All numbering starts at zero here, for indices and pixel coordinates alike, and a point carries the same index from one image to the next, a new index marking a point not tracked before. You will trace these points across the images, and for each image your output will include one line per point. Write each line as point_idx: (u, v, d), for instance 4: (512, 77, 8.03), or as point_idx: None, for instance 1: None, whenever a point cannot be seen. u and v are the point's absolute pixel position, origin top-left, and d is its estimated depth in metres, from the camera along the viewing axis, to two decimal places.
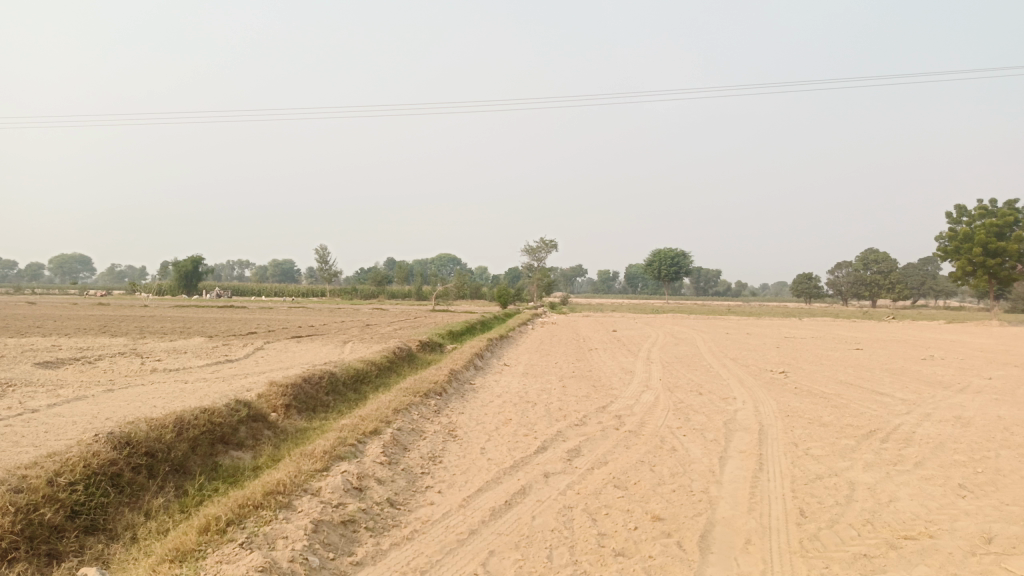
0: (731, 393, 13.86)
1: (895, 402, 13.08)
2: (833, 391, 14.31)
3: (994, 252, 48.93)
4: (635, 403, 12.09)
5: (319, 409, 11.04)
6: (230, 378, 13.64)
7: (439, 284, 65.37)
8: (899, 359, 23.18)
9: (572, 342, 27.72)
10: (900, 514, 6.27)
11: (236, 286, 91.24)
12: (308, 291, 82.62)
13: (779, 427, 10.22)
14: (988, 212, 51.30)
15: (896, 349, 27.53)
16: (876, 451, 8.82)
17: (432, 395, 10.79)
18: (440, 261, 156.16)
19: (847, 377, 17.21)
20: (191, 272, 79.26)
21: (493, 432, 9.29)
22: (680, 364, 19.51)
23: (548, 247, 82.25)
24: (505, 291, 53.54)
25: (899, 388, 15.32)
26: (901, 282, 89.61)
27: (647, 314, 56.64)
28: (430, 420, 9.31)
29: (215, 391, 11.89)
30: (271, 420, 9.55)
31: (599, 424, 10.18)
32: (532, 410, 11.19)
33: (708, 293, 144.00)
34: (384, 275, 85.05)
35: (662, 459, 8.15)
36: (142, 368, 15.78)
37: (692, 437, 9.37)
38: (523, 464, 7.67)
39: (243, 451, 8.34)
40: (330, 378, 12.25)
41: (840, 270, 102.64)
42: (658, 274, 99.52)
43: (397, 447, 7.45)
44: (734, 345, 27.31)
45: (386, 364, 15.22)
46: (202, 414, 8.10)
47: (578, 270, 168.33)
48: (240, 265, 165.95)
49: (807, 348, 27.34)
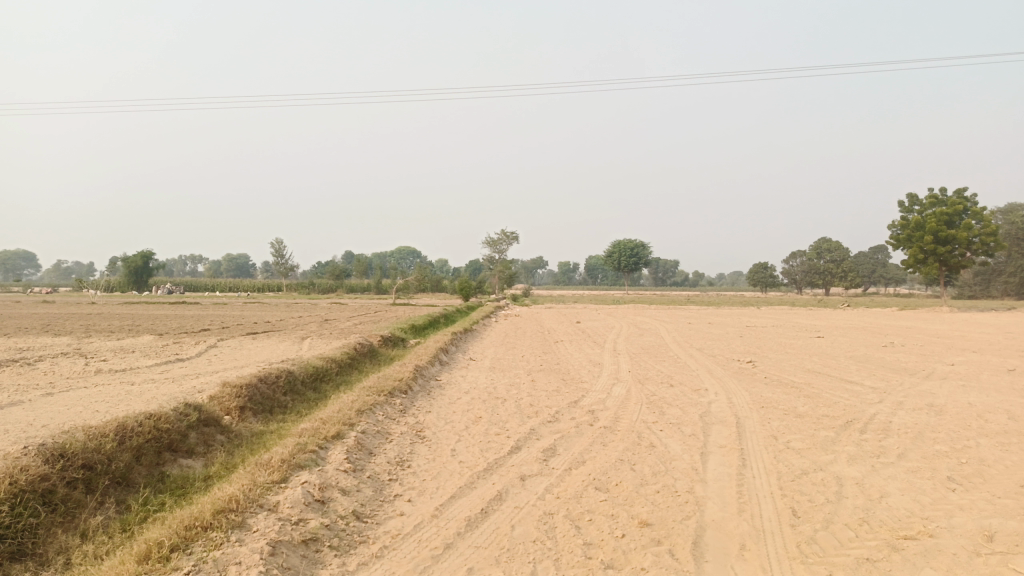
0: (701, 384, 13.65)
1: (866, 391, 12.99)
2: (803, 380, 14.20)
3: (945, 240, 50.17)
4: (607, 397, 11.75)
5: (276, 410, 10.44)
6: (180, 378, 12.91)
7: (400, 278, 64.48)
8: (861, 346, 23.37)
9: (537, 334, 27.35)
10: (895, 511, 6.00)
11: (188, 282, 88.80)
12: (264, 286, 80.75)
13: (756, 420, 9.97)
14: (939, 201, 52.51)
15: (855, 336, 27.83)
16: (857, 443, 8.62)
17: (396, 394, 10.27)
18: (399, 255, 154.47)
19: (814, 366, 17.17)
20: (142, 268, 76.78)
21: (462, 432, 8.83)
22: (647, 355, 19.28)
23: (508, 239, 81.86)
24: (466, 284, 52.99)
25: (867, 376, 15.30)
26: (854, 270, 91.58)
27: (609, 306, 56.66)
28: (396, 421, 8.81)
29: (164, 393, 11.19)
30: (225, 424, 8.94)
31: (572, 420, 9.79)
32: (502, 407, 10.75)
33: (667, 284, 145.31)
34: (343, 269, 83.67)
35: (642, 457, 7.79)
36: (86, 369, 14.87)
37: (670, 432, 9.05)
38: (497, 466, 7.23)
39: (194, 459, 7.73)
40: (288, 377, 11.64)
41: (795, 259, 104.45)
42: (618, 266, 99.99)
43: (362, 452, 6.94)
44: (699, 335, 27.25)
45: (347, 361, 14.62)
46: (147, 420, 7.46)
47: (538, 262, 168.47)
48: (194, 260, 162.00)
49: (770, 336, 27.47)
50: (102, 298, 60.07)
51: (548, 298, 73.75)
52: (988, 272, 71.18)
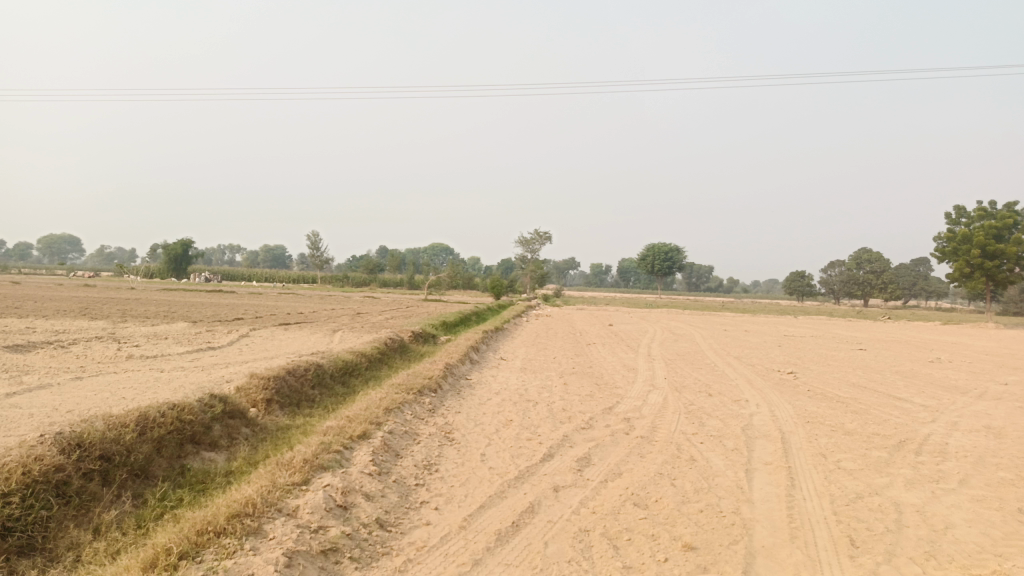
0: (741, 394, 13.10)
1: (917, 409, 12.33)
2: (849, 395, 13.58)
3: (993, 255, 48.45)
4: (643, 405, 11.29)
5: (303, 404, 10.20)
6: (209, 368, 12.76)
7: (432, 275, 64.49)
8: (906, 361, 22.50)
9: (569, 336, 26.87)
10: (964, 546, 5.49)
11: (225, 271, 90.01)
12: (298, 278, 81.40)
13: (802, 435, 9.46)
14: (988, 214, 50.76)
15: (899, 350, 26.83)
16: (913, 466, 8.07)
17: (426, 393, 9.95)
18: (432, 251, 154.82)
19: (858, 379, 16.48)
20: (181, 255, 77.95)
21: (493, 435, 8.47)
22: (683, 362, 18.73)
23: (542, 238, 81.43)
24: (498, 282, 52.73)
25: (916, 393, 14.58)
26: (894, 282, 89.32)
27: (642, 310, 55.91)
28: (424, 421, 8.48)
29: (193, 382, 11.03)
30: (250, 417, 8.72)
31: (607, 428, 9.37)
32: (534, 410, 10.37)
33: (701, 290, 143.43)
34: (376, 263, 84.00)
35: (683, 471, 7.34)
36: (117, 354, 14.85)
37: (711, 445, 8.58)
38: (529, 474, 6.86)
39: (217, 453, 7.49)
40: (316, 370, 11.41)
41: (834, 268, 102.25)
42: (652, 269, 98.84)
43: (388, 453, 6.62)
44: (735, 343, 26.51)
45: (377, 356, 14.37)
46: (170, 411, 7.25)
47: (571, 263, 167.79)
48: (231, 250, 164.62)
49: (809, 347, 26.68)
50: (141, 284, 60.97)
51: (579, 299, 73.05)
52: None
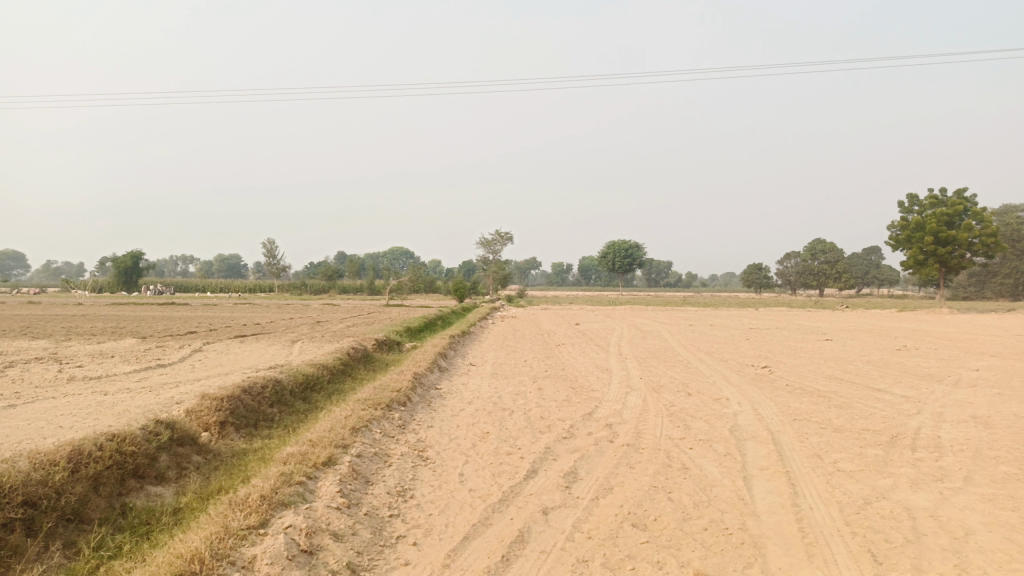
0: (721, 393, 12.69)
1: (900, 401, 12.06)
2: (829, 388, 13.27)
3: (945, 241, 49.41)
4: (623, 409, 10.77)
5: (261, 425, 9.44)
6: (159, 387, 11.89)
7: (393, 279, 63.45)
8: (874, 350, 22.48)
9: (537, 337, 26.35)
10: (991, 554, 5.07)
11: (178, 282, 87.49)
12: (255, 287, 79.50)
13: (792, 435, 9.03)
14: (939, 201, 51.85)
15: (865, 339, 26.88)
16: (913, 464, 7.70)
17: (394, 407, 9.26)
18: (392, 255, 152.97)
19: (833, 371, 16.26)
20: (131, 268, 75.39)
21: (470, 451, 7.85)
22: (656, 360, 18.32)
23: (503, 239, 80.94)
24: (461, 284, 52.00)
25: (893, 384, 14.36)
26: (848, 271, 91.09)
27: (605, 307, 55.66)
28: (395, 439, 7.81)
29: (140, 405, 10.19)
30: (202, 444, 7.95)
31: (590, 436, 8.81)
32: (510, 420, 9.76)
33: (661, 285, 144.62)
34: (335, 270, 82.42)
35: (677, 482, 6.82)
36: (57, 377, 13.78)
37: (702, 450, 8.09)
38: (513, 495, 6.26)
39: (164, 487, 6.73)
40: (275, 387, 10.65)
41: (790, 259, 103.78)
42: (612, 267, 99.07)
43: (357, 481, 5.94)
44: (704, 338, 26.28)
45: (339, 368, 13.61)
46: (108, 442, 6.47)
47: (532, 263, 167.73)
48: (185, 261, 160.59)
49: (778, 339, 26.59)
50: (89, 300, 58.74)
51: (543, 299, 72.78)
52: (983, 274, 70.77)
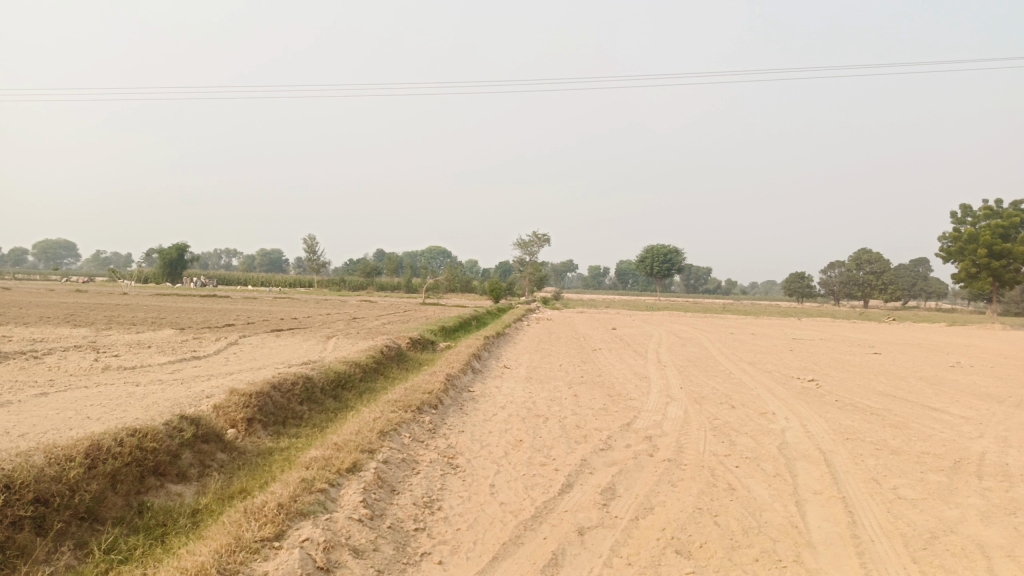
0: (766, 406, 12.12)
1: (960, 422, 11.33)
2: (881, 406, 12.59)
3: (999, 254, 47.51)
4: (663, 420, 10.29)
5: (289, 423, 9.20)
6: (190, 380, 11.75)
7: (430, 279, 63.45)
8: (925, 365, 21.51)
9: (573, 341, 25.86)
10: None
11: (220, 275, 89.00)
12: (295, 282, 80.36)
13: (846, 457, 8.46)
14: (994, 213, 49.94)
15: (915, 354, 25.82)
16: (980, 493, 7.11)
17: (425, 410, 8.93)
18: (429, 254, 153.51)
19: (884, 387, 15.50)
20: (176, 260, 76.74)
21: (502, 460, 7.47)
22: (696, 369, 17.73)
23: (541, 241, 80.53)
24: (498, 285, 51.73)
25: (950, 403, 13.56)
26: (894, 283, 88.55)
27: (643, 313, 54.83)
28: (424, 444, 7.48)
29: (170, 398, 10.05)
30: (227, 441, 7.72)
31: (628, 449, 8.37)
32: (546, 428, 9.36)
33: (699, 291, 142.64)
34: (374, 267, 82.91)
35: (723, 504, 6.35)
36: (92, 366, 13.77)
37: (749, 469, 7.60)
38: (547, 512, 5.87)
39: (185, 486, 6.50)
40: (305, 384, 10.42)
41: (834, 269, 101.35)
42: (651, 271, 97.90)
43: (383, 490, 5.61)
44: (745, 348, 25.49)
45: (372, 366, 13.36)
46: (129, 438, 6.25)
47: (569, 266, 167.00)
48: (228, 254, 163.56)
49: (822, 351, 25.69)
50: (134, 289, 59.94)
51: (580, 302, 72.17)
52: None
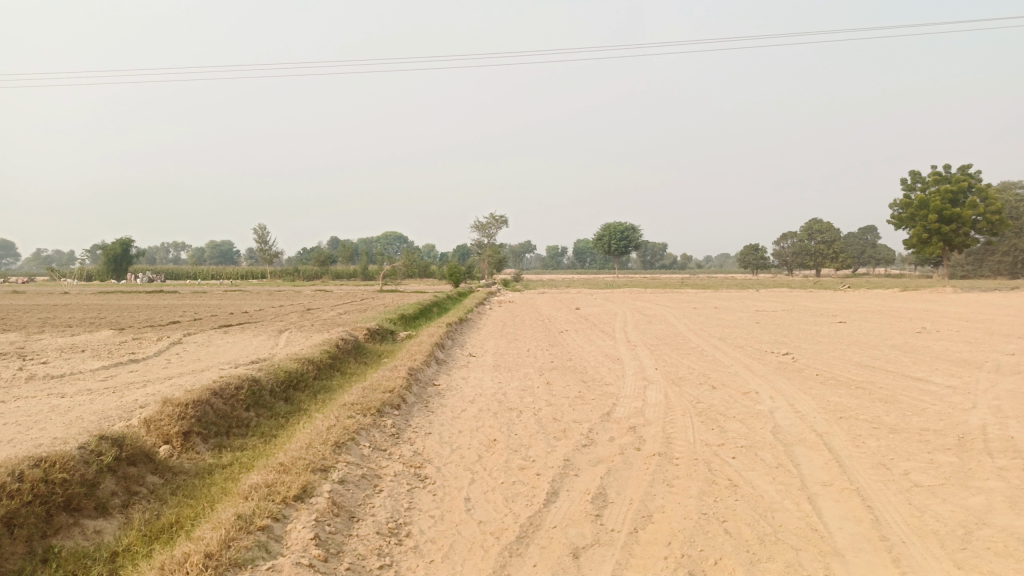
0: (748, 385, 11.53)
1: (947, 392, 10.88)
2: (865, 379, 12.10)
3: (948, 219, 48.15)
4: (645, 407, 9.57)
5: (234, 433, 8.22)
6: (124, 388, 10.61)
7: (387, 265, 61.86)
8: (893, 333, 21.33)
9: (538, 323, 25.10)
10: None
11: (168, 269, 85.70)
12: (247, 273, 78.03)
13: (846, 440, 7.84)
14: (943, 178, 50.57)
15: (879, 321, 25.74)
16: (998, 474, 6.55)
17: (386, 412, 8.02)
18: (386, 240, 151.48)
19: (859, 358, 15.11)
20: (121, 256, 73.62)
21: (476, 466, 6.63)
22: (668, 348, 17.14)
23: (498, 222, 79.60)
24: (456, 268, 50.71)
25: (931, 371, 13.17)
26: (845, 251, 89.99)
27: (603, 291, 54.46)
28: (387, 454, 6.60)
29: (99, 410, 8.96)
30: (160, 462, 6.75)
31: (613, 444, 7.62)
32: (520, 423, 8.56)
33: (656, 267, 143.63)
34: (329, 255, 80.95)
35: (729, 506, 5.62)
36: (16, 375, 12.48)
37: (748, 460, 6.91)
38: (533, 530, 5.06)
39: (106, 521, 5.52)
40: (252, 387, 9.41)
41: (787, 240, 102.51)
42: (608, 249, 97.78)
43: (339, 519, 4.73)
44: (711, 322, 25.06)
45: (327, 362, 12.37)
46: (32, 470, 5.25)
47: (527, 247, 166.41)
48: (176, 248, 158.66)
49: (789, 322, 25.41)
50: (76, 288, 57.22)
51: (539, 283, 71.59)
52: (981, 252, 69.85)
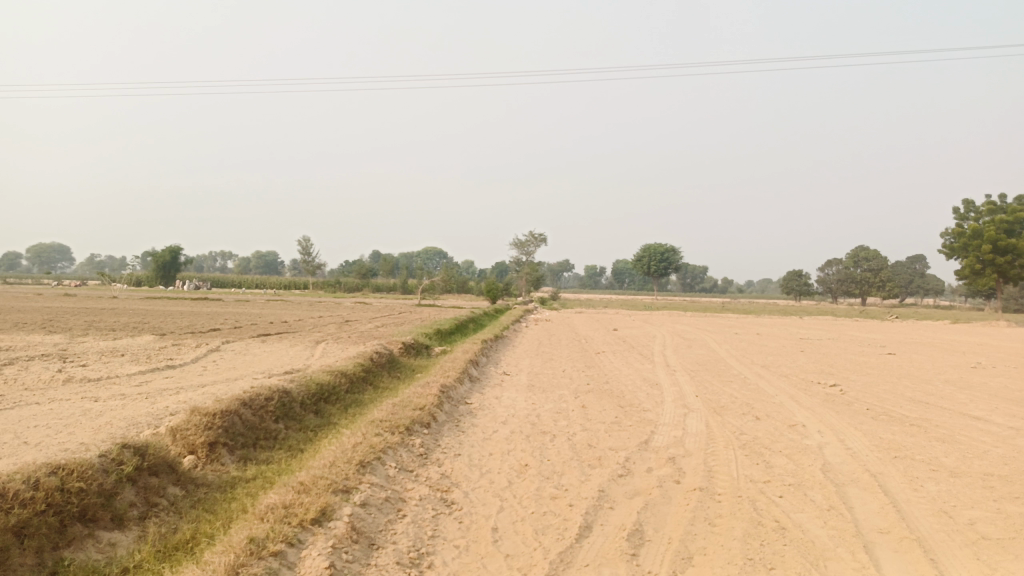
0: (794, 417, 11.00)
1: (1010, 433, 10.21)
2: (919, 416, 11.46)
3: (1003, 250, 46.38)
4: (685, 437, 9.14)
5: (260, 445, 8.04)
6: (155, 395, 10.56)
7: (426, 279, 62.01)
8: (945, 366, 20.40)
9: (574, 343, 24.68)
10: None
11: (213, 277, 87.31)
12: (288, 283, 79.10)
13: (903, 482, 7.31)
14: (998, 208, 48.82)
15: (930, 354, 24.71)
16: None
17: (415, 431, 7.75)
18: (425, 254, 152.56)
19: (911, 392, 14.40)
20: (168, 262, 75.21)
21: (506, 493, 6.31)
22: (708, 373, 16.61)
23: (536, 240, 79.41)
24: (494, 285, 50.57)
25: (990, 410, 12.43)
26: (892, 280, 87.52)
27: (641, 312, 53.75)
28: (414, 476, 6.32)
29: (129, 416, 8.89)
30: (182, 473, 6.58)
31: (651, 475, 7.23)
32: (554, 448, 8.22)
33: (696, 290, 141.76)
34: (369, 267, 81.62)
35: (777, 552, 5.20)
36: (53, 377, 12.55)
37: (797, 501, 6.47)
38: (563, 568, 4.71)
39: (122, 534, 5.33)
40: (282, 398, 9.25)
41: (832, 267, 100.19)
42: (647, 271, 96.74)
43: (358, 546, 4.45)
44: (753, 349, 24.37)
45: (359, 375, 12.19)
46: (48, 479, 5.11)
47: (566, 266, 165.91)
48: (222, 256, 162.01)
49: (834, 352, 24.56)
50: (123, 293, 58.56)
51: (576, 302, 70.96)
52: None
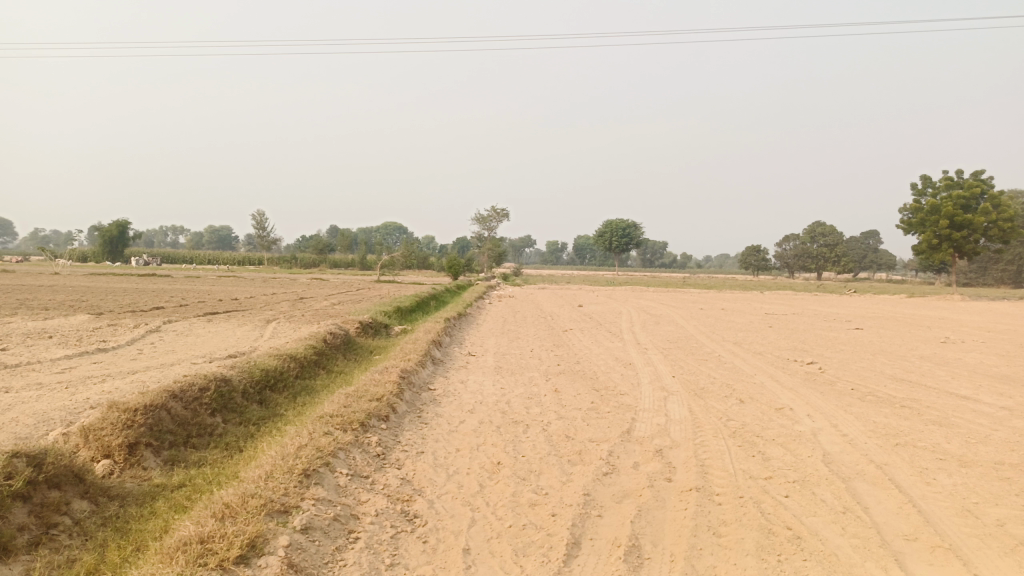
0: (780, 400, 10.32)
1: (1006, 415, 9.67)
2: (908, 396, 10.89)
3: (960, 225, 46.82)
4: (670, 425, 8.36)
5: (193, 445, 7.01)
6: (78, 384, 9.37)
7: (385, 255, 60.44)
8: (916, 342, 20.06)
9: (540, 320, 23.82)
10: None
11: (164, 252, 83.86)
12: (243, 260, 76.70)
13: (916, 475, 6.61)
14: (954, 183, 49.24)
15: (897, 329, 24.51)
16: None
17: (371, 427, 6.80)
18: (386, 230, 150.03)
19: (891, 370, 13.91)
20: (117, 238, 72.01)
21: (477, 502, 5.41)
22: (682, 352, 15.92)
23: (498, 216, 78.38)
24: (455, 262, 49.40)
25: (975, 389, 11.94)
26: (847, 255, 88.65)
27: (605, 288, 53.22)
28: (370, 484, 5.38)
29: (41, 410, 7.74)
30: (93, 484, 5.53)
31: (640, 472, 6.42)
32: (528, 441, 7.33)
33: (656, 266, 142.47)
34: (327, 243, 79.53)
35: (801, 571, 4.41)
36: None
37: (808, 502, 5.71)
38: None
39: (5, 567, 4.29)
40: (220, 388, 8.19)
41: (789, 242, 101.22)
42: (608, 246, 96.37)
43: None
44: (721, 325, 23.85)
45: (311, 359, 11.15)
46: None
47: (528, 241, 165.26)
48: (174, 232, 156.63)
49: (803, 327, 24.16)
50: (66, 269, 55.62)
51: (539, 278, 70.24)
52: (986, 260, 68.64)
